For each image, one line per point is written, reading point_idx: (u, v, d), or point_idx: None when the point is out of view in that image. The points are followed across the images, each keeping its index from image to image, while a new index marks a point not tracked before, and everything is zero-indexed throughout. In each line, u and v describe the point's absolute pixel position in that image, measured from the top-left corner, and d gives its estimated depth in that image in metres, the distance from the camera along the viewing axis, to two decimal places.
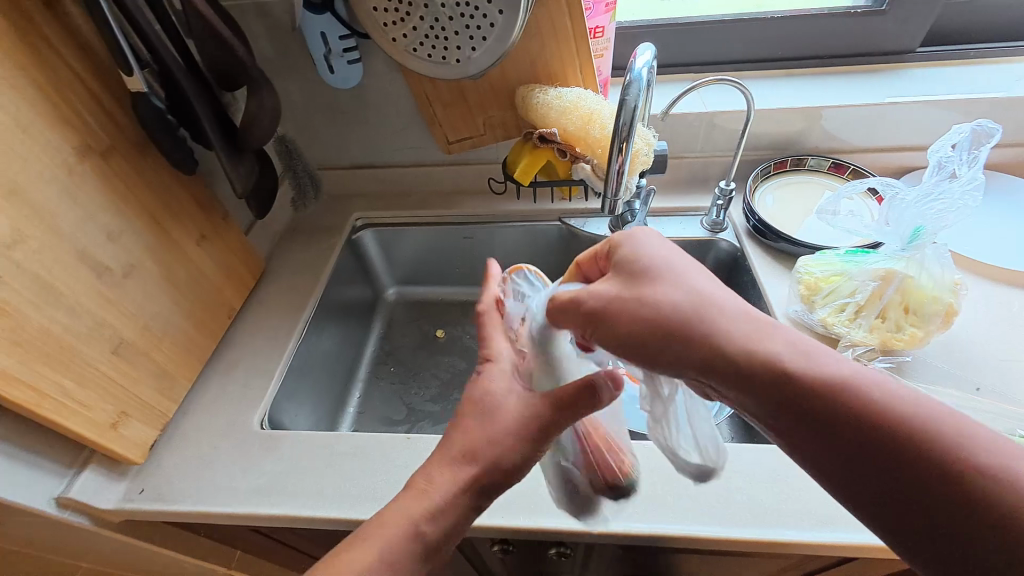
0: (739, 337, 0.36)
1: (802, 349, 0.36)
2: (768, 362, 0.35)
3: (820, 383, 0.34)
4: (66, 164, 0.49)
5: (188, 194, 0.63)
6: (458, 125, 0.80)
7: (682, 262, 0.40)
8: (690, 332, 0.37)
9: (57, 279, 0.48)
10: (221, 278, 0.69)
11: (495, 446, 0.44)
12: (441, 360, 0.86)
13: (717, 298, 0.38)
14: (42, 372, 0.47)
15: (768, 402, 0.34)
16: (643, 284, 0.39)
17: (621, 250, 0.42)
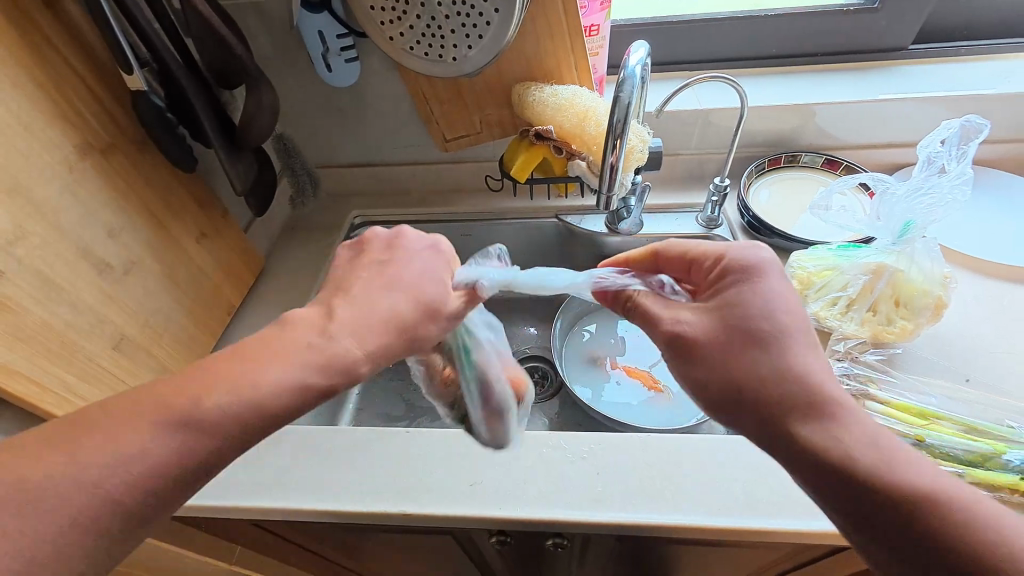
0: (811, 405, 0.37)
1: (870, 431, 0.37)
2: (834, 435, 0.36)
3: (876, 463, 0.35)
4: (67, 161, 0.49)
5: (187, 192, 0.63)
6: (454, 122, 0.81)
7: (786, 311, 0.40)
8: (763, 389, 0.38)
9: (58, 275, 0.49)
10: (219, 275, 0.70)
11: (385, 302, 0.43)
12: None
13: (806, 358, 0.39)
14: (45, 367, 0.47)
15: (822, 466, 0.36)
16: (736, 331, 0.40)
17: (727, 284, 0.42)
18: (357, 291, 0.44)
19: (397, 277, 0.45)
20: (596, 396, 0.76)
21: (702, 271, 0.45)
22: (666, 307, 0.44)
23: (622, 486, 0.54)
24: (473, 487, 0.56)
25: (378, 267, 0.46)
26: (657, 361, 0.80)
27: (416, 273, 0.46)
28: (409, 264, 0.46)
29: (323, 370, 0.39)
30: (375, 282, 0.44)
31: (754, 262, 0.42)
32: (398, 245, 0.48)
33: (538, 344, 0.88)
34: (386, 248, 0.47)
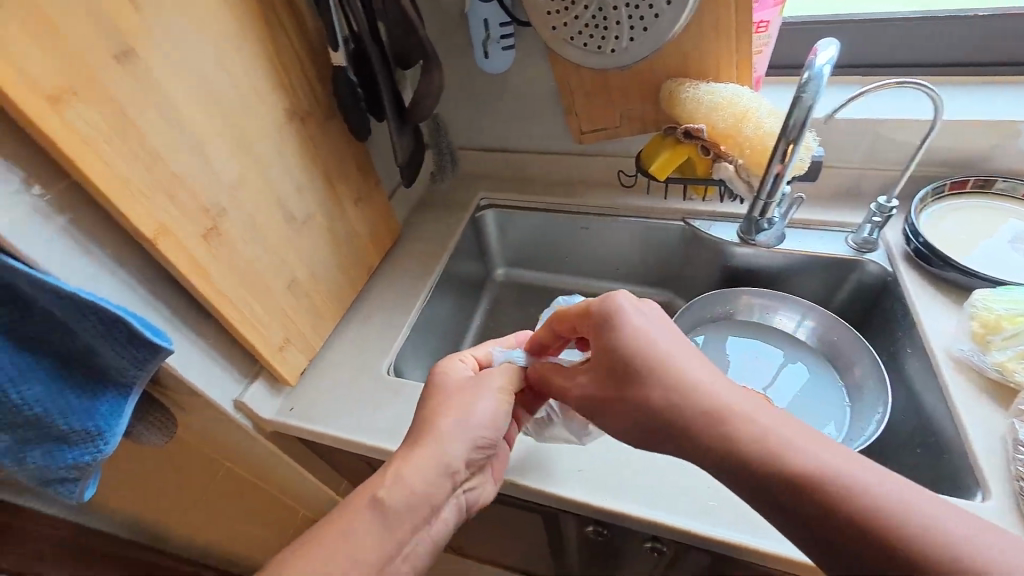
0: (699, 414, 0.41)
1: (746, 421, 0.39)
2: (729, 436, 0.39)
3: (774, 460, 0.37)
4: (278, 124, 0.58)
5: (355, 161, 0.71)
6: (595, 115, 0.81)
7: (658, 339, 0.46)
8: (655, 409, 0.43)
9: (260, 219, 0.58)
10: (367, 237, 0.78)
11: (446, 420, 0.50)
12: None
13: (685, 373, 0.43)
14: (242, 294, 0.57)
15: (730, 474, 0.39)
16: (627, 378, 0.45)
17: (600, 326, 0.47)
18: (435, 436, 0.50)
19: (463, 414, 0.51)
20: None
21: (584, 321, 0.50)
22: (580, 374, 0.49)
23: (737, 503, 0.52)
24: (576, 472, 0.57)
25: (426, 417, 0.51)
26: (772, 383, 0.75)
27: (471, 406, 0.52)
28: (473, 396, 0.52)
29: (420, 482, 0.48)
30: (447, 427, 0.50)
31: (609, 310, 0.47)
32: (446, 382, 0.53)
33: None
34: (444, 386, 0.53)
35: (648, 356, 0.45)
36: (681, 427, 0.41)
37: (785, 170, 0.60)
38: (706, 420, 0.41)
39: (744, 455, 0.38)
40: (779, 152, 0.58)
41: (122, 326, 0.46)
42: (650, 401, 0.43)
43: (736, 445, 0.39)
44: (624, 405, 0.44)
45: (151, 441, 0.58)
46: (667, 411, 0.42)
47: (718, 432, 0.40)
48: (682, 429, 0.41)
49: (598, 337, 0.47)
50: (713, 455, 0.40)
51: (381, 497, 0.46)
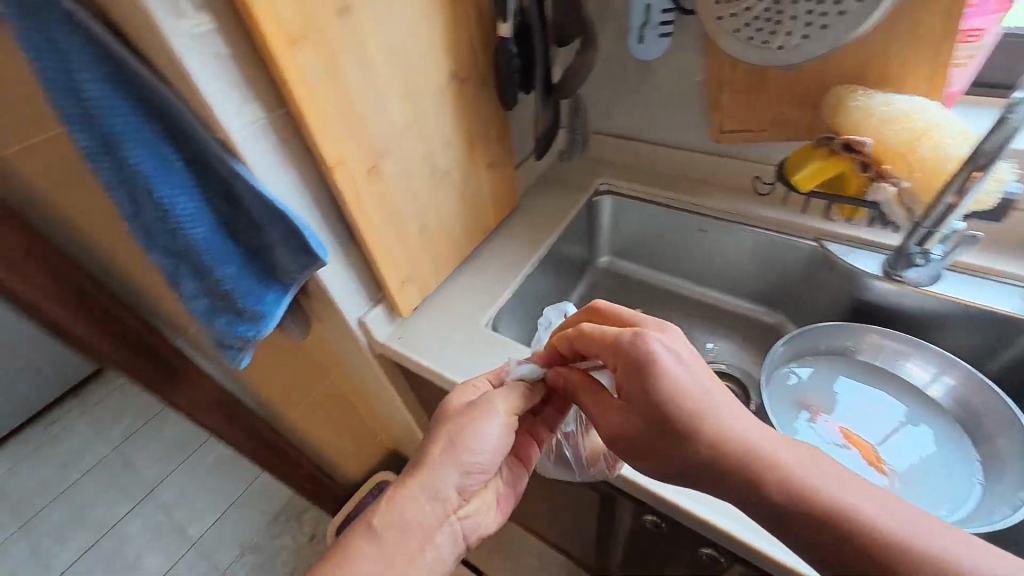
0: (744, 469, 0.41)
1: (790, 472, 0.41)
2: (775, 488, 0.40)
3: (821, 511, 0.39)
4: (442, 83, 0.65)
5: (495, 127, 0.77)
6: (742, 114, 0.77)
7: (692, 382, 0.45)
8: (696, 460, 0.43)
9: (411, 166, 0.65)
10: (490, 200, 0.84)
11: (437, 453, 0.52)
12: None
13: (726, 425, 0.43)
14: (385, 228, 0.65)
15: (780, 524, 0.40)
16: (663, 424, 0.44)
17: (629, 364, 0.46)
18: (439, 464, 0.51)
19: (462, 441, 0.52)
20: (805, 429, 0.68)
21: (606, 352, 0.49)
22: (609, 408, 0.49)
23: None
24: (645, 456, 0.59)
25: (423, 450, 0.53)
26: (887, 439, 0.66)
27: (467, 439, 0.52)
28: (477, 423, 0.53)
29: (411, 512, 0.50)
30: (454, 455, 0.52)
31: (639, 348, 0.46)
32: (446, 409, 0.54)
33: (736, 365, 0.89)
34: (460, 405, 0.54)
35: (685, 402, 0.44)
36: (711, 475, 0.43)
37: (963, 200, 0.54)
38: (744, 473, 0.41)
39: (786, 503, 0.40)
40: (960, 179, 0.52)
41: (298, 235, 0.56)
42: (692, 450, 0.43)
43: (773, 497, 0.40)
44: (653, 444, 0.45)
45: (296, 329, 0.72)
46: (710, 463, 0.43)
47: (754, 482, 0.41)
48: (715, 476, 0.43)
49: (628, 376, 0.46)
50: (761, 505, 0.41)
51: (374, 523, 0.48)
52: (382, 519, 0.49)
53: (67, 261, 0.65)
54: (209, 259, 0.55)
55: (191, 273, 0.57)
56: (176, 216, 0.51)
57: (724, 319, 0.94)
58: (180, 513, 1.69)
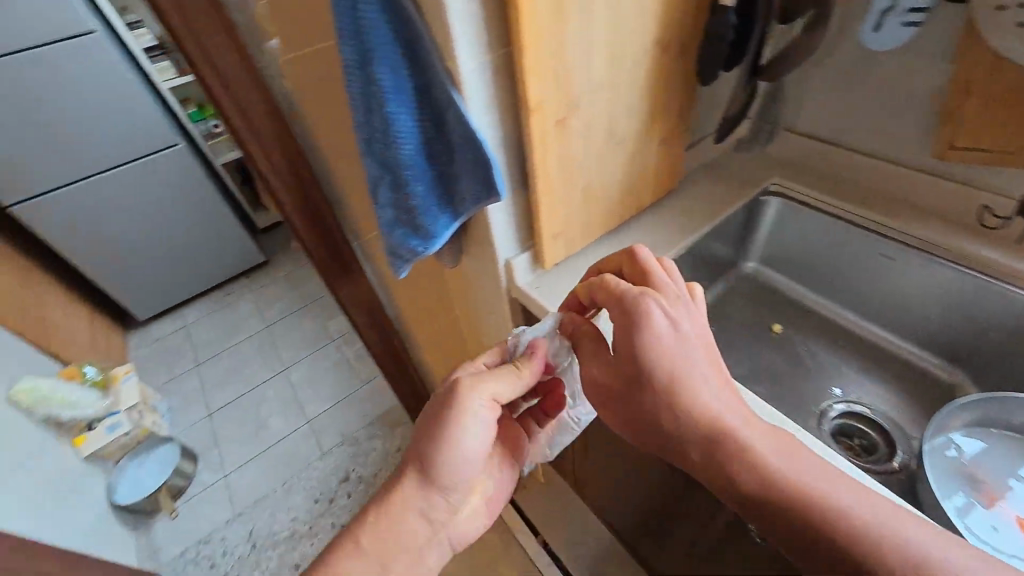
0: (707, 434, 0.50)
1: (745, 440, 0.49)
2: (731, 454, 0.49)
3: (766, 475, 0.47)
4: (646, 47, 0.65)
5: (681, 101, 0.75)
6: (984, 129, 0.66)
7: (676, 346, 0.52)
8: (668, 420, 0.52)
9: (596, 125, 0.67)
10: (653, 176, 0.83)
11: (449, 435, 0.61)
12: (767, 352, 0.91)
13: (697, 393, 0.51)
14: (558, 180, 0.68)
15: (728, 481, 0.49)
16: (643, 381, 0.52)
17: (623, 322, 0.54)
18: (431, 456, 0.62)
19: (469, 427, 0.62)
20: (965, 509, 0.60)
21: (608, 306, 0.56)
22: (603, 358, 0.58)
23: None
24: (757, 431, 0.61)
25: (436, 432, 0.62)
26: None
27: (470, 426, 0.62)
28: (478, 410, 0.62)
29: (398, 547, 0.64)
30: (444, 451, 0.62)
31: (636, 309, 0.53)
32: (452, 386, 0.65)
33: (882, 413, 0.81)
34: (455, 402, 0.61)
35: (666, 365, 0.51)
36: (679, 434, 0.51)
37: None
38: (708, 440, 0.50)
39: (738, 467, 0.48)
40: None
41: (486, 170, 0.61)
42: (666, 410, 0.52)
43: (734, 461, 0.48)
44: (638, 411, 0.54)
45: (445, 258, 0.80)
46: (677, 425, 0.51)
47: (722, 453, 0.49)
48: (681, 437, 0.51)
49: (622, 332, 0.54)
50: (715, 466, 0.49)
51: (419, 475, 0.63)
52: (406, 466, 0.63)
53: (303, 167, 0.78)
54: (408, 176, 0.63)
55: (391, 186, 0.66)
56: (396, 133, 0.59)
57: (877, 356, 0.86)
58: (304, 395, 2.00)
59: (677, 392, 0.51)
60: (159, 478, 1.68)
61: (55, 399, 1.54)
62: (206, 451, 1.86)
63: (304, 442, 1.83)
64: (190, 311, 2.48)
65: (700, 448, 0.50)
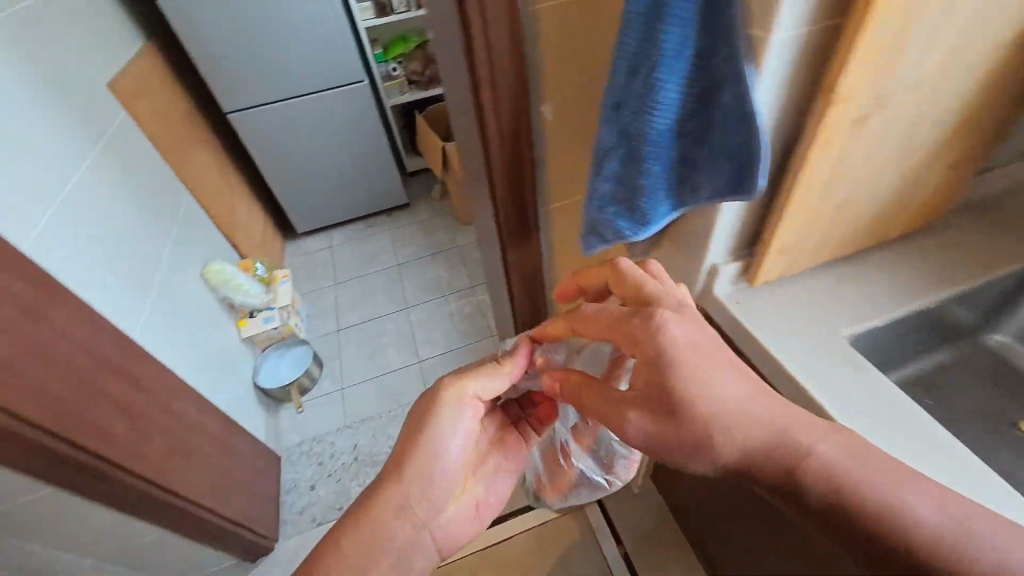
0: (736, 444, 0.53)
1: (776, 437, 0.52)
2: (770, 453, 0.52)
3: (807, 467, 0.51)
4: (998, 42, 0.51)
5: (1003, 118, 0.59)
6: None
7: (696, 360, 0.54)
8: (704, 442, 0.53)
9: (894, 131, 0.55)
10: (917, 205, 0.68)
11: (441, 424, 0.71)
12: (1003, 453, 0.72)
13: (726, 410, 0.53)
14: (823, 188, 0.58)
15: (775, 482, 0.52)
16: (676, 400, 0.54)
17: (645, 350, 0.56)
18: (418, 450, 0.70)
19: (459, 417, 0.72)
20: None
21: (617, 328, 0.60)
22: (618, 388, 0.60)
23: None
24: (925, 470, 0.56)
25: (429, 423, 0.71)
26: None
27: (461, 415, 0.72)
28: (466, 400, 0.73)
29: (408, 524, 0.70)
30: (431, 446, 0.71)
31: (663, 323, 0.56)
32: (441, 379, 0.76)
33: None
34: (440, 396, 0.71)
35: (690, 374, 0.54)
36: (714, 454, 0.54)
37: None
38: (743, 450, 0.53)
39: (780, 465, 0.52)
40: None
41: (747, 162, 0.52)
42: (696, 432, 0.53)
43: (778, 463, 0.52)
44: (665, 435, 0.55)
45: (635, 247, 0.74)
46: (715, 444, 0.53)
47: (759, 457, 0.53)
48: (718, 457, 0.54)
49: (648, 356, 0.55)
50: (760, 470, 0.53)
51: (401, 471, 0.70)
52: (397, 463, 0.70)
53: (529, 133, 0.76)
54: (648, 153, 0.57)
55: (622, 158, 0.60)
56: (655, 103, 0.53)
57: None
58: (418, 335, 2.13)
59: (688, 410, 0.54)
60: (293, 373, 1.92)
61: (233, 283, 1.84)
62: (329, 361, 2.07)
63: (411, 379, 1.96)
64: (337, 233, 2.75)
65: (728, 455, 0.53)
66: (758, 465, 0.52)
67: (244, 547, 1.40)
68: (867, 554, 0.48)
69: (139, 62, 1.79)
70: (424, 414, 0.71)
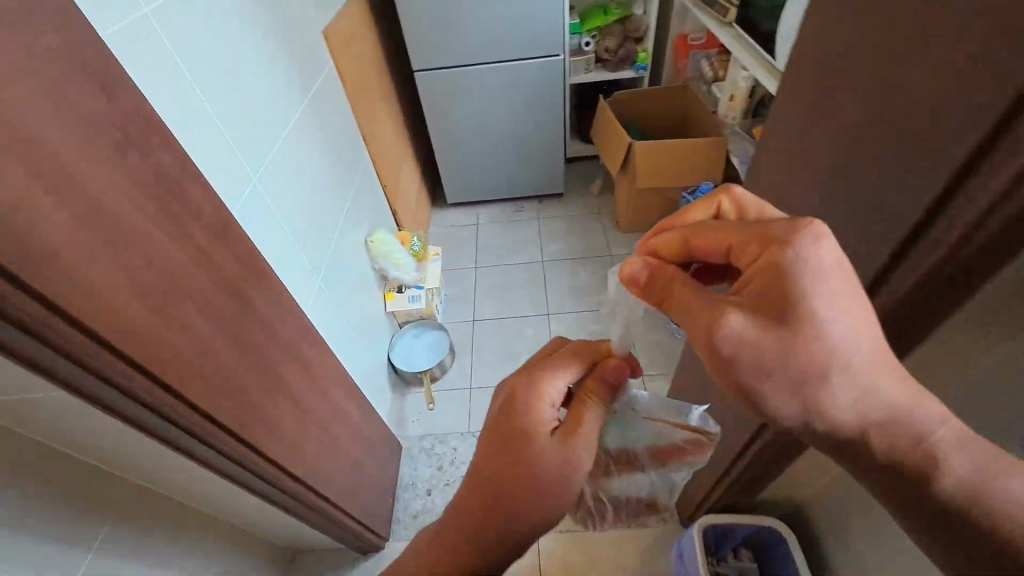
0: (831, 367, 0.55)
1: (861, 364, 0.56)
2: (851, 385, 0.56)
3: (880, 403, 0.57)
4: None
5: None
6: None
7: (830, 279, 0.54)
8: (806, 360, 0.55)
9: None
10: None
11: (561, 491, 0.64)
12: None
13: (835, 335, 0.54)
14: None
15: (840, 409, 0.57)
16: (796, 317, 0.54)
17: (788, 257, 0.54)
18: (532, 511, 0.64)
19: (576, 472, 0.65)
20: None
21: (751, 248, 0.57)
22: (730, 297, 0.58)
23: None
24: None
25: (544, 487, 0.64)
26: None
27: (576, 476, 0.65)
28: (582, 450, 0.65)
29: None
30: (544, 505, 0.64)
31: (811, 244, 0.54)
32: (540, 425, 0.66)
33: None
34: (559, 457, 0.64)
35: (816, 292, 0.54)
36: (802, 371, 0.55)
37: None
38: (829, 369, 0.55)
39: (854, 397, 0.57)
40: None
41: None
42: (803, 348, 0.55)
43: (851, 389, 0.56)
44: (769, 348, 0.55)
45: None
46: (812, 362, 0.55)
47: (839, 382, 0.56)
48: (806, 378, 0.56)
49: (786, 267, 0.54)
50: (832, 403, 0.57)
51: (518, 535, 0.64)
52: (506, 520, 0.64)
53: None
54: None
55: None
56: None
57: None
58: None
59: (802, 325, 0.54)
60: (427, 359, 1.84)
61: (393, 257, 1.77)
62: (461, 351, 1.96)
63: None
64: (485, 211, 2.60)
65: (817, 380, 0.56)
66: (842, 403, 0.57)
67: (356, 540, 1.35)
68: (908, 488, 0.58)
69: (351, 9, 1.72)
70: (537, 475, 0.63)
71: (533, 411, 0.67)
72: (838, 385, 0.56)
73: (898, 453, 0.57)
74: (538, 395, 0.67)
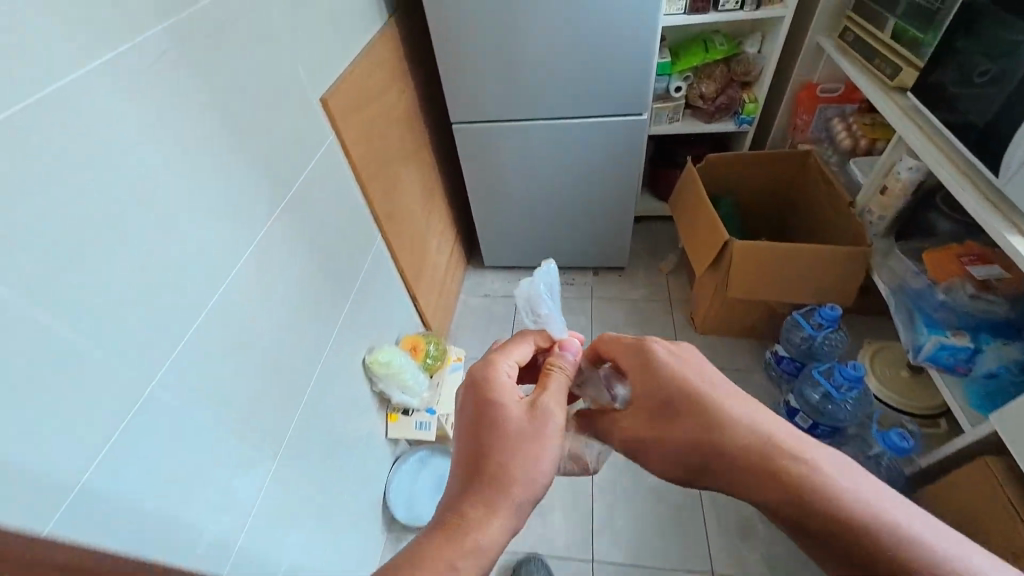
0: (726, 421, 0.65)
1: (740, 409, 0.66)
2: (741, 433, 0.64)
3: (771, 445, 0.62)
4: None
5: None
6: None
7: (687, 362, 0.72)
8: (698, 420, 0.66)
9: None
10: None
11: (536, 464, 0.63)
12: None
13: (711, 392, 0.68)
14: None
15: (744, 474, 0.62)
16: (673, 394, 0.69)
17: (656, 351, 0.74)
18: (504, 475, 0.62)
19: (544, 456, 0.64)
20: None
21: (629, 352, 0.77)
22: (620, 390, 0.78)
23: None
24: None
25: (517, 458, 0.63)
26: None
27: (546, 459, 0.64)
28: (547, 423, 0.66)
29: None
30: (516, 465, 0.63)
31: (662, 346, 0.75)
32: (506, 394, 0.69)
33: None
34: (520, 428, 0.65)
35: (686, 373, 0.70)
36: (704, 438, 0.65)
37: None
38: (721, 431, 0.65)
39: (749, 456, 0.62)
40: None
41: None
42: (689, 408, 0.67)
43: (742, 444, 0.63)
44: (683, 446, 0.67)
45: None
46: (704, 429, 0.65)
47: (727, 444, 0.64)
48: (707, 447, 0.65)
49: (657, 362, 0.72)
50: (727, 464, 0.63)
51: (493, 514, 0.60)
52: (475, 504, 0.60)
53: None
54: None
55: None
56: None
57: None
58: (597, 509, 1.47)
59: (696, 399, 0.67)
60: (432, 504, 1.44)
61: (399, 378, 1.38)
62: None
63: None
64: None
65: (718, 446, 0.64)
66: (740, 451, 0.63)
67: None
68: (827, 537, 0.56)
69: (376, 57, 1.33)
70: (503, 440, 0.64)
71: (495, 378, 0.70)
72: (737, 428, 0.64)
73: (795, 496, 0.58)
74: (495, 363, 0.73)
